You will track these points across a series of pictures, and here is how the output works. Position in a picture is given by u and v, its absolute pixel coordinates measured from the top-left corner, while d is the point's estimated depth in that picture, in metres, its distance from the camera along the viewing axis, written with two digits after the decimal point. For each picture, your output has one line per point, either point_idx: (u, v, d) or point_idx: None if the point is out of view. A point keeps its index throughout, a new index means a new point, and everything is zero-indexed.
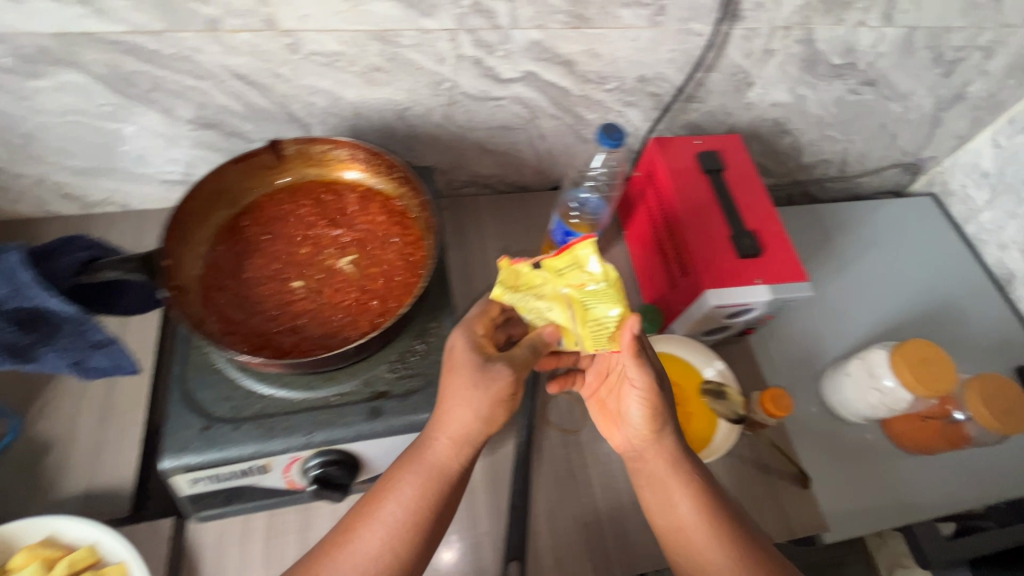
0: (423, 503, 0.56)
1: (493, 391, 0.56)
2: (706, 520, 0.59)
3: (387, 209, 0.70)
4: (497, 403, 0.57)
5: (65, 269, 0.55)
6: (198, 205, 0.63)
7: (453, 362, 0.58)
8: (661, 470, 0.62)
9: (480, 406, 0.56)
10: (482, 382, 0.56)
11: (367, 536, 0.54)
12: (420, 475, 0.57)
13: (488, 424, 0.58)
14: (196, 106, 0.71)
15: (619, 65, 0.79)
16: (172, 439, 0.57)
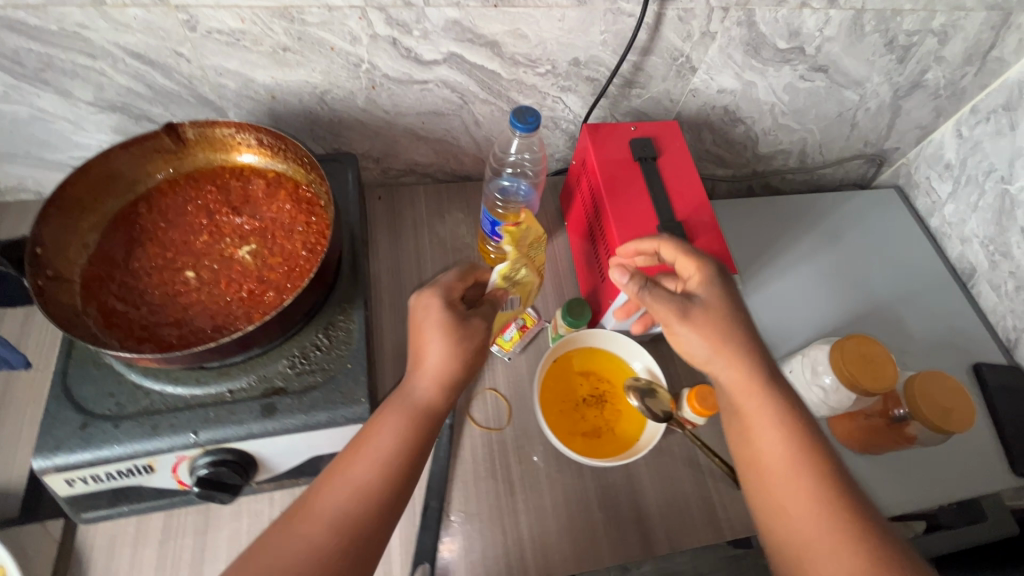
0: (407, 444, 0.55)
1: (460, 344, 0.60)
2: (797, 453, 0.56)
3: (295, 196, 0.67)
4: (467, 352, 0.60)
5: None
6: (84, 191, 0.60)
7: (424, 318, 0.61)
8: (746, 396, 0.59)
9: (459, 350, 0.59)
10: (452, 336, 0.59)
11: (377, 469, 0.54)
12: (406, 416, 0.57)
13: (464, 370, 0.60)
14: (96, 87, 0.68)
15: (549, 47, 0.76)
16: (46, 436, 0.54)
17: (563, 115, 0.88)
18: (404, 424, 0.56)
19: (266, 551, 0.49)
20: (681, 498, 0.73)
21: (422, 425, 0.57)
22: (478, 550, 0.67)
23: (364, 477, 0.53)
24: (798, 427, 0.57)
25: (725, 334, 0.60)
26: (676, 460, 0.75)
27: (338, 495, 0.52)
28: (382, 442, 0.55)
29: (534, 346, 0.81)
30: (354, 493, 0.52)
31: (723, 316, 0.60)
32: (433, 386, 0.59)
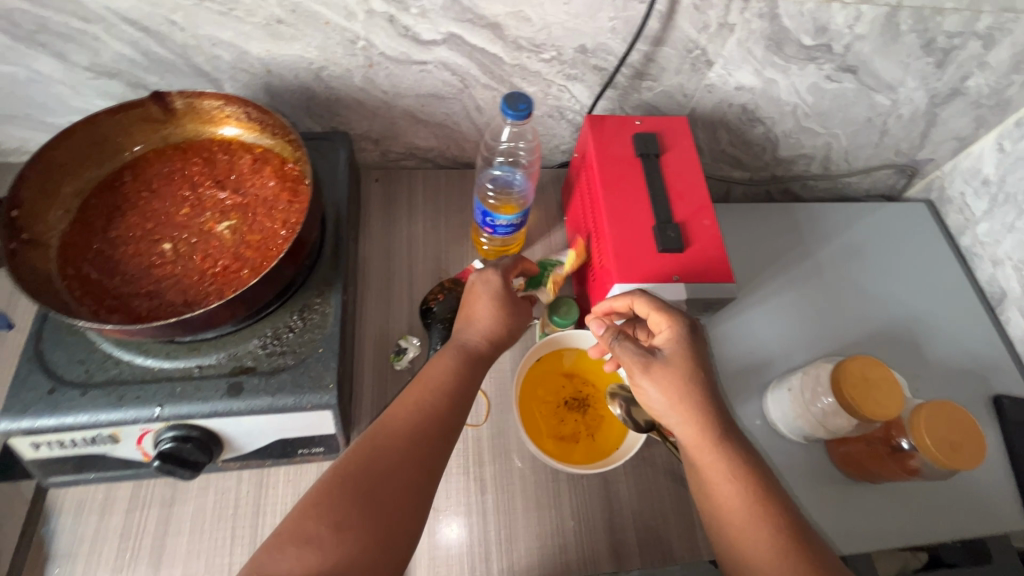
0: (460, 382, 0.61)
1: (509, 310, 0.67)
2: (754, 507, 0.53)
3: (281, 173, 0.66)
4: (511, 319, 0.67)
5: None
6: (66, 155, 0.59)
7: (478, 290, 0.67)
8: (703, 458, 0.55)
9: (507, 315, 0.66)
10: (503, 304, 0.67)
11: (438, 398, 0.58)
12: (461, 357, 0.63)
13: (510, 333, 0.67)
14: (91, 52, 0.68)
15: (553, 32, 0.72)
16: (15, 399, 0.54)
17: (569, 104, 0.84)
18: (461, 362, 0.62)
19: (352, 462, 0.52)
20: (659, 513, 0.70)
21: (475, 366, 0.63)
22: (443, 546, 0.65)
23: (427, 404, 0.58)
24: (761, 491, 0.53)
25: (686, 393, 0.56)
26: (657, 473, 0.72)
27: (409, 419, 0.56)
28: (440, 376, 0.60)
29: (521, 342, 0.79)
30: (419, 418, 0.56)
31: (688, 377, 0.56)
32: (485, 335, 0.65)
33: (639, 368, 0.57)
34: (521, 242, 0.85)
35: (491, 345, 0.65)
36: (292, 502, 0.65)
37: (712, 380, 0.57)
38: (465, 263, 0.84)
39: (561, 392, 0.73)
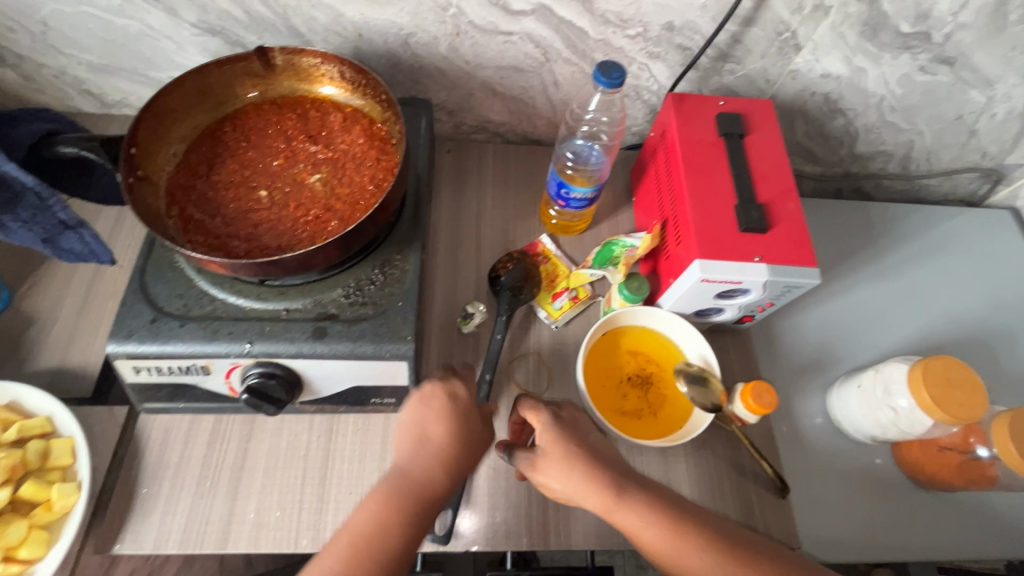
0: (392, 523, 0.51)
1: (463, 428, 0.58)
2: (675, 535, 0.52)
3: (369, 132, 0.68)
4: (462, 439, 0.57)
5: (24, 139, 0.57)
6: (177, 102, 0.63)
7: (415, 409, 0.59)
8: (618, 518, 0.54)
9: (453, 430, 0.57)
10: (451, 421, 0.58)
11: (375, 546, 0.49)
12: (393, 489, 0.53)
13: (464, 452, 0.57)
14: (199, 8, 0.71)
15: (643, 7, 0.72)
16: (121, 324, 0.58)
17: (647, 84, 0.84)
18: (397, 498, 0.52)
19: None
20: (716, 497, 0.69)
21: (421, 502, 0.53)
22: (501, 505, 0.66)
23: (362, 542, 0.49)
24: (691, 526, 0.53)
25: (589, 465, 0.56)
26: (716, 457, 0.71)
27: (343, 561, 0.48)
28: (370, 521, 0.50)
29: (584, 318, 0.79)
30: (350, 564, 0.48)
31: (572, 448, 0.57)
32: (436, 465, 0.55)
33: (537, 464, 0.59)
34: (588, 221, 0.85)
35: (444, 477, 0.55)
36: (359, 450, 0.67)
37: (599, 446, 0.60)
38: (532, 237, 0.85)
39: (626, 367, 0.72)
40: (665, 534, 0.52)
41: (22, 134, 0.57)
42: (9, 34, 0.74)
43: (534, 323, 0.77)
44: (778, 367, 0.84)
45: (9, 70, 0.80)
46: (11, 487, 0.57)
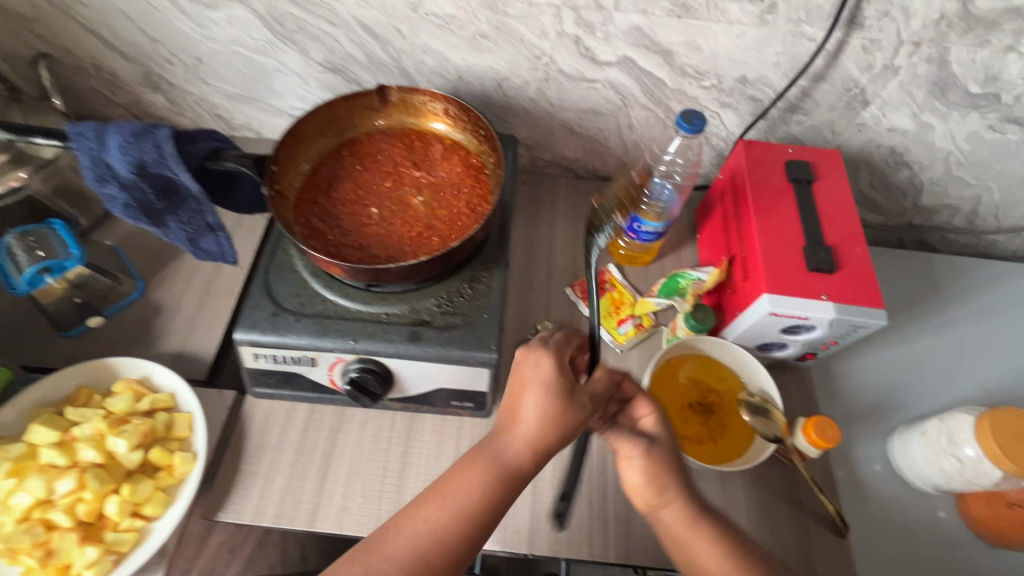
0: (489, 495, 0.55)
1: (570, 404, 0.58)
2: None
3: (466, 161, 0.76)
4: (570, 413, 0.58)
5: (196, 154, 0.64)
6: (309, 128, 0.73)
7: (526, 379, 0.59)
8: (689, 535, 0.56)
9: (559, 409, 0.57)
10: (558, 394, 0.58)
11: (466, 516, 0.54)
12: (493, 462, 0.56)
13: (569, 427, 0.58)
14: (328, 50, 0.82)
15: (720, 62, 0.78)
16: (248, 316, 0.67)
17: (716, 130, 0.89)
18: (494, 478, 0.56)
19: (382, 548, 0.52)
20: (773, 528, 0.71)
21: (518, 483, 0.57)
22: (563, 514, 0.70)
23: (456, 510, 0.54)
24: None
25: (683, 487, 0.58)
26: (774, 489, 0.73)
27: (437, 527, 0.53)
28: (467, 490, 0.55)
29: (648, 344, 0.83)
30: (447, 528, 0.53)
31: (676, 462, 0.59)
32: (533, 449, 0.57)
33: (632, 453, 0.59)
34: (653, 254, 0.90)
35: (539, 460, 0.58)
36: (434, 448, 0.73)
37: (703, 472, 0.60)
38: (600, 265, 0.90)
39: (686, 396, 0.75)
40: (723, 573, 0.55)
41: (196, 149, 0.65)
42: (168, 66, 0.87)
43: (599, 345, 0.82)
44: (837, 410, 0.85)
45: (160, 95, 0.93)
46: (142, 451, 0.65)
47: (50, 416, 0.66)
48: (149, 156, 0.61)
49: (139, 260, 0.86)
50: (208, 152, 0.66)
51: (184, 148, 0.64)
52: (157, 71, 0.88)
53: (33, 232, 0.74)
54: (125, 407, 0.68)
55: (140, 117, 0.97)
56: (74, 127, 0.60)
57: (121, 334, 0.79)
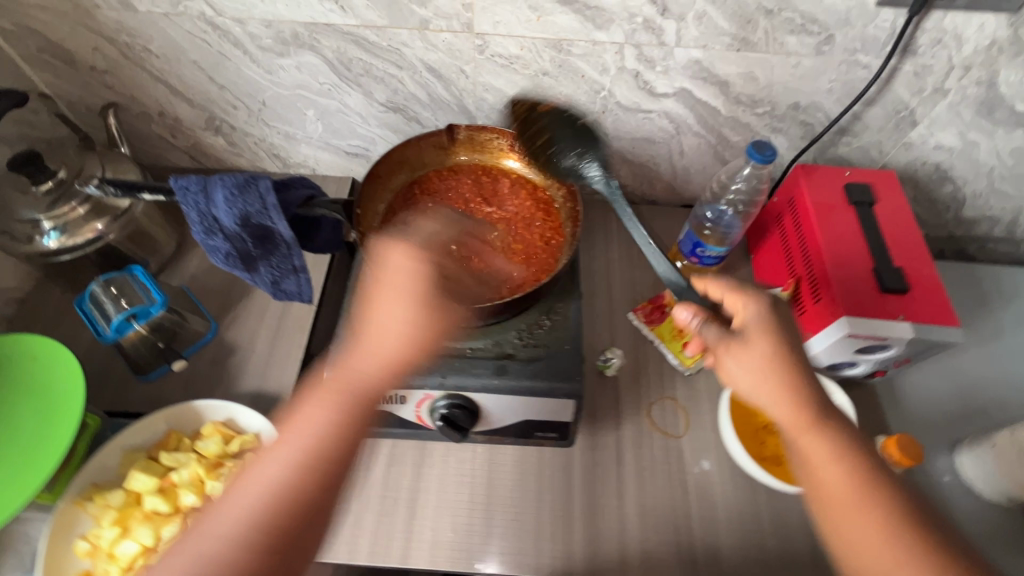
0: (336, 428, 0.49)
1: (429, 305, 0.55)
2: (855, 487, 0.51)
3: (535, 195, 0.78)
4: (426, 323, 0.54)
5: (293, 202, 0.67)
6: (386, 168, 0.75)
7: (386, 273, 0.56)
8: (810, 443, 0.53)
9: (415, 317, 0.54)
10: (416, 296, 0.55)
11: (314, 455, 0.48)
12: (343, 388, 0.51)
13: (410, 335, 0.53)
14: (391, 91, 0.84)
15: (775, 90, 0.81)
16: (338, 357, 0.68)
17: None
18: (335, 402, 0.50)
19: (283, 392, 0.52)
20: None
21: (359, 403, 0.50)
22: (650, 539, 0.71)
23: (304, 446, 0.48)
24: (871, 485, 0.51)
25: (794, 382, 0.54)
26: None
27: (296, 466, 0.47)
28: (308, 423, 0.49)
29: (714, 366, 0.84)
30: (293, 468, 0.47)
31: (788, 363, 0.54)
32: (377, 362, 0.52)
33: (737, 352, 0.55)
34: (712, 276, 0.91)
35: (389, 374, 0.52)
36: (517, 477, 0.74)
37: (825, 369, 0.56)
38: (658, 288, 0.92)
39: None
40: (839, 474, 0.51)
41: (290, 199, 0.66)
42: (232, 110, 0.89)
43: (666, 368, 0.84)
44: (904, 423, 0.86)
45: (220, 138, 0.95)
46: None
47: (145, 462, 0.68)
48: (253, 207, 0.63)
49: (210, 300, 0.88)
50: (301, 199, 0.68)
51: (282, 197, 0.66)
52: (220, 116, 0.90)
53: (115, 281, 0.75)
54: (216, 450, 0.69)
55: (198, 159, 0.99)
56: (175, 180, 0.63)
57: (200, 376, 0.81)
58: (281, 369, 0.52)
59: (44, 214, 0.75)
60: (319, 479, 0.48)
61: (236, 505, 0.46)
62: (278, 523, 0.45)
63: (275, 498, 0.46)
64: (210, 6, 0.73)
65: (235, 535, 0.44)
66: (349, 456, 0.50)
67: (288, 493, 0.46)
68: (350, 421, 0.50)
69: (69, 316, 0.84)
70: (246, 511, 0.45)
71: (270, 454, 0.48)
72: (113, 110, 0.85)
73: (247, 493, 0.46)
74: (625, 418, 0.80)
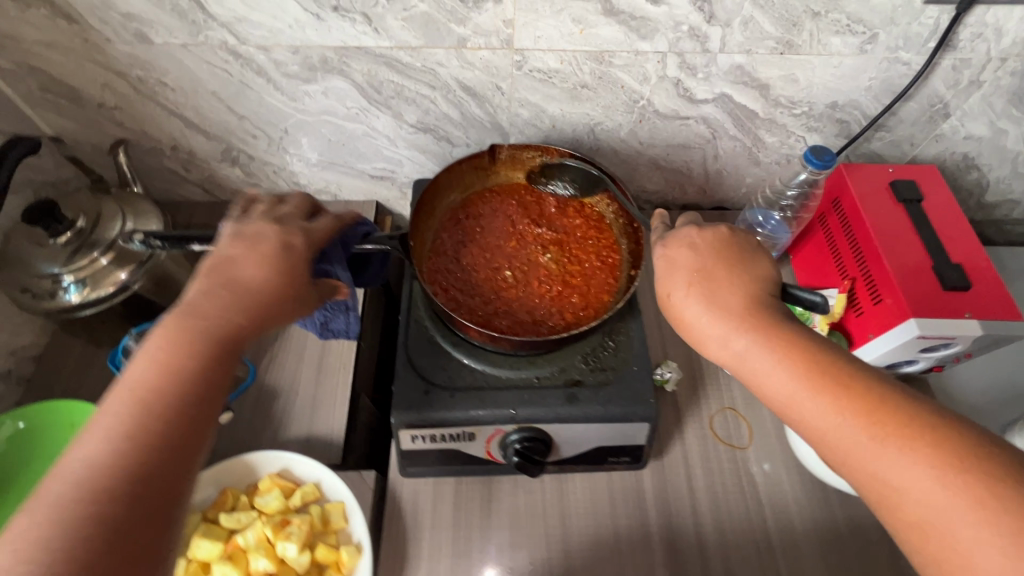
0: (175, 357, 0.46)
1: (283, 267, 0.54)
2: (802, 388, 0.47)
3: (583, 212, 0.77)
4: (286, 277, 0.54)
5: (351, 242, 0.66)
6: (430, 195, 0.73)
7: (258, 236, 0.56)
8: (733, 357, 0.51)
9: (263, 266, 0.53)
10: (274, 258, 0.54)
11: (164, 386, 0.45)
12: (197, 323, 0.48)
13: (265, 279, 0.52)
14: (422, 112, 0.81)
15: (814, 90, 0.80)
16: (402, 398, 0.65)
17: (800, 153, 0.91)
18: (188, 334, 0.47)
19: (246, 324, 0.50)
20: None
21: (219, 341, 0.48)
22: (732, 556, 0.69)
23: (159, 379, 0.45)
24: (821, 355, 0.48)
25: (713, 295, 0.54)
26: None
27: (141, 395, 0.44)
28: (165, 353, 0.46)
29: None
30: (142, 397, 0.44)
31: (726, 284, 0.54)
32: (233, 304, 0.50)
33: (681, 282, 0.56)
34: None
35: (242, 319, 0.50)
36: (589, 504, 0.72)
37: (745, 271, 0.56)
38: None
39: None
40: (772, 367, 0.49)
41: (352, 236, 0.66)
42: (251, 140, 0.84)
43: (722, 379, 0.83)
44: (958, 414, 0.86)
45: (237, 169, 0.90)
46: (309, 550, 0.63)
47: (204, 525, 0.64)
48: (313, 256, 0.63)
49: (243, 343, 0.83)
50: (360, 236, 0.67)
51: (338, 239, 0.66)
52: (238, 146, 0.85)
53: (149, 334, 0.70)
54: (278, 505, 0.65)
55: (212, 192, 0.94)
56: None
57: (244, 425, 0.76)
58: (245, 300, 0.51)
59: (64, 268, 0.70)
60: (204, 395, 0.46)
61: (122, 410, 0.43)
62: (148, 431, 0.42)
63: (155, 403, 0.44)
64: (233, 34, 0.69)
65: (104, 441, 0.42)
66: (223, 378, 0.47)
67: (166, 394, 0.44)
68: (219, 346, 0.48)
69: (93, 372, 0.78)
70: (120, 417, 0.43)
71: (186, 352, 0.47)
72: (124, 147, 0.79)
73: (148, 384, 0.45)
74: (688, 432, 0.78)
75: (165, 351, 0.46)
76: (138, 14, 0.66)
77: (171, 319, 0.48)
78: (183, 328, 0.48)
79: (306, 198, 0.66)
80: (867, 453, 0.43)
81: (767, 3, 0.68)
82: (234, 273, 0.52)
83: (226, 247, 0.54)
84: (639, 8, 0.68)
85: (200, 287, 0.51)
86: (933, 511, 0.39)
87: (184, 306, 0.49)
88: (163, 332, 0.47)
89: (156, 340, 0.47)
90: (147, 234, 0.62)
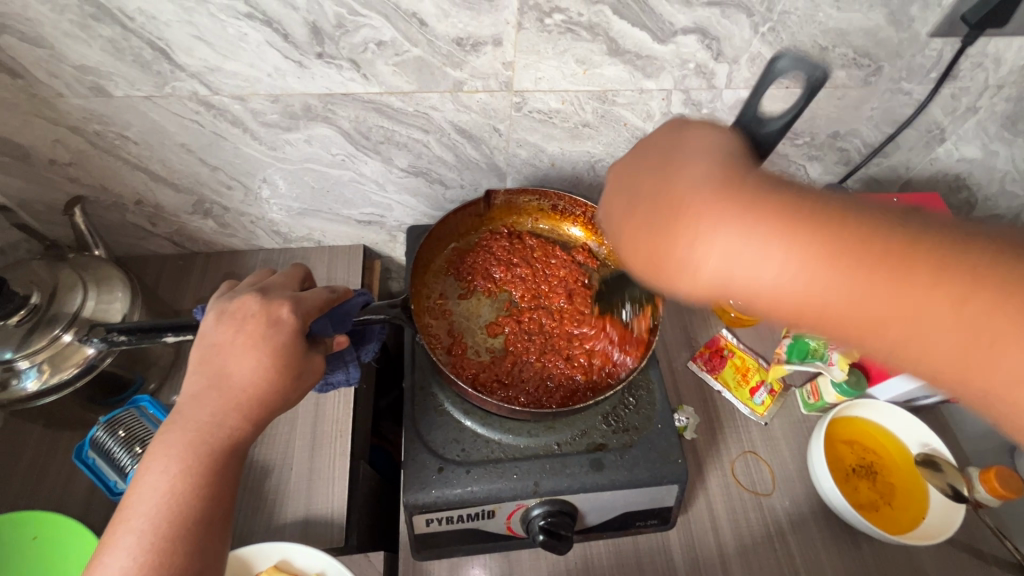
0: (171, 477, 0.43)
1: (272, 353, 0.48)
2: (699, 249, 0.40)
3: (587, 254, 0.79)
4: (274, 366, 0.48)
5: (352, 311, 0.58)
6: (428, 251, 0.75)
7: (239, 318, 0.49)
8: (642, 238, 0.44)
9: (246, 357, 0.47)
10: (257, 341, 0.48)
11: (166, 511, 0.42)
12: (189, 434, 0.45)
13: (250, 375, 0.47)
14: (414, 156, 0.75)
15: (817, 121, 0.78)
16: (413, 476, 0.60)
17: (800, 181, 0.88)
18: (181, 450, 0.44)
19: (242, 428, 0.47)
20: None
21: (215, 455, 0.45)
22: None
23: (155, 504, 0.42)
24: (803, 220, 0.37)
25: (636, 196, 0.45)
26: (953, 544, 0.71)
27: (140, 524, 0.42)
28: (159, 475, 0.43)
29: (784, 408, 0.81)
30: (145, 528, 0.41)
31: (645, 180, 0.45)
32: (224, 408, 0.46)
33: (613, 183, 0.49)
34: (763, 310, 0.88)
35: (239, 423, 0.47)
36: (616, 571, 0.67)
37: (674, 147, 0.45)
38: (713, 331, 0.88)
39: (846, 459, 0.74)
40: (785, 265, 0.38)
41: (351, 306, 0.58)
42: (226, 191, 0.77)
43: (739, 421, 0.80)
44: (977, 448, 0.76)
45: (209, 221, 0.82)
46: None
47: None
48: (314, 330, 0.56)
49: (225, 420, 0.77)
50: (357, 308, 0.59)
51: (339, 308, 0.57)
52: (211, 198, 0.78)
53: (121, 421, 0.63)
54: None
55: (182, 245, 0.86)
56: (203, 308, 0.58)
57: (237, 512, 0.69)
58: (237, 402, 0.47)
59: (17, 352, 0.61)
60: (207, 516, 0.43)
61: (124, 549, 0.41)
62: (156, 560, 0.40)
63: (160, 539, 0.41)
64: (204, 85, 0.62)
65: None
66: (227, 492, 0.45)
67: (164, 522, 0.42)
68: (210, 460, 0.45)
69: (57, 460, 0.69)
70: (128, 553, 0.41)
71: (183, 473, 0.44)
72: (80, 206, 0.71)
73: (150, 516, 0.42)
74: (711, 481, 0.74)
75: (164, 475, 0.43)
76: (96, 67, 0.59)
77: (165, 438, 0.45)
78: (180, 445, 0.44)
79: (298, 269, 0.60)
80: (871, 315, 0.36)
81: (776, 40, 0.66)
82: (225, 368, 0.48)
83: (212, 333, 0.49)
84: (645, 47, 0.64)
85: (191, 390, 0.47)
86: (915, 331, 0.34)
87: (176, 416, 0.46)
88: (159, 453, 0.44)
89: (153, 464, 0.44)
90: (107, 328, 0.57)
